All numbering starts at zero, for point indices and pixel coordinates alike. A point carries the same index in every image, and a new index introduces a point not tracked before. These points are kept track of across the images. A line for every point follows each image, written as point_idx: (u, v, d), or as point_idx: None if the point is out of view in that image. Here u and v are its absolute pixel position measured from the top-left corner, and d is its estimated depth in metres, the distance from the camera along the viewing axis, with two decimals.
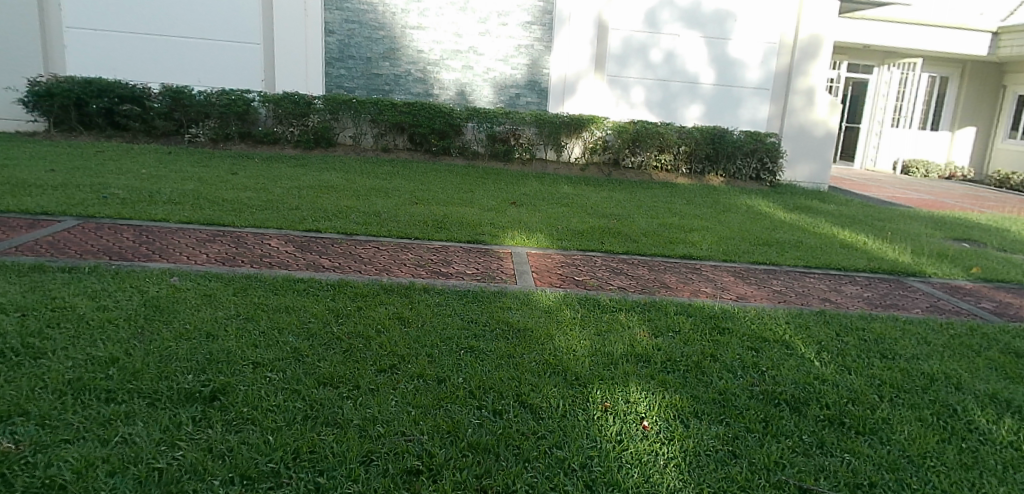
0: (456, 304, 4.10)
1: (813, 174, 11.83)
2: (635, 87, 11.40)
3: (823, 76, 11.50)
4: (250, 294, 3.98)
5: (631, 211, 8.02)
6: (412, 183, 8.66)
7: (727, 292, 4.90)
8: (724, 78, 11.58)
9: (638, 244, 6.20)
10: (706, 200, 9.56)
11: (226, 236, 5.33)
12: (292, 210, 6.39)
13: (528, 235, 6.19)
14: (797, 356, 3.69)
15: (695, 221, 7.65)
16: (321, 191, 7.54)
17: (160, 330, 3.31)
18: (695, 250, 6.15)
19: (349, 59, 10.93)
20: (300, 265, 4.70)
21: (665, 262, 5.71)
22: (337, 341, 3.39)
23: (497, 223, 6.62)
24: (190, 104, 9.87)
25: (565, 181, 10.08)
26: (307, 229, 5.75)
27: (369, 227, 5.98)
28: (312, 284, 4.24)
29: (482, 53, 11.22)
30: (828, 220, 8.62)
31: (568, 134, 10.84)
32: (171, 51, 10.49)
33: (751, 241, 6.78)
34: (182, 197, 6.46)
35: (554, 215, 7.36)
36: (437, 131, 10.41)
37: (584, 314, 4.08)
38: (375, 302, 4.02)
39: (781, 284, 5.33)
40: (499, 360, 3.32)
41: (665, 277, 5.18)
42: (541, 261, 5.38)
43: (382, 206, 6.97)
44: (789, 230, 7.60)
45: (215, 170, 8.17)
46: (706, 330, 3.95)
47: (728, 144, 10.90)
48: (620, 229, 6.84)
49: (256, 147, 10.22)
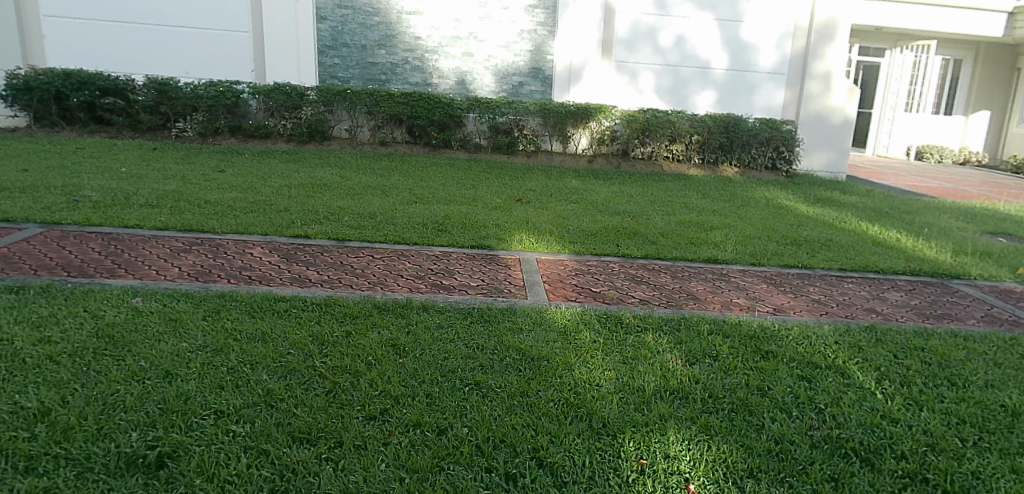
0: (459, 326, 3.58)
1: (830, 162, 11.27)
2: (644, 74, 10.82)
3: (840, 60, 10.93)
4: (223, 317, 3.46)
5: (645, 207, 7.49)
6: (411, 180, 8.13)
7: (762, 304, 4.38)
8: (738, 63, 10.99)
9: (657, 246, 5.67)
10: (723, 194, 8.99)
11: (205, 243, 4.82)
12: (281, 213, 5.87)
13: (536, 238, 5.66)
14: (857, 388, 3.18)
15: (714, 218, 7.12)
16: (312, 190, 7.02)
17: (108, 367, 2.82)
18: (719, 252, 5.63)
19: (343, 47, 10.37)
20: (285, 278, 4.19)
21: (690, 267, 5.17)
22: (320, 378, 2.88)
23: (502, 223, 6.09)
24: (176, 96, 9.28)
25: (573, 174, 9.54)
26: (295, 234, 5.22)
27: (362, 231, 5.45)
28: (294, 304, 3.71)
29: (483, 39, 10.64)
30: (854, 214, 8.08)
31: (575, 124, 10.25)
32: (156, 40, 9.93)
33: (778, 241, 6.24)
34: (161, 199, 5.93)
35: (563, 214, 6.83)
36: (437, 123, 9.88)
37: (606, 338, 3.54)
38: (366, 326, 3.50)
39: (820, 292, 4.80)
40: (511, 401, 2.82)
41: (692, 286, 4.66)
42: (551, 269, 4.86)
43: (376, 206, 6.46)
44: (816, 226, 7.06)
45: (201, 168, 7.65)
46: (747, 355, 3.43)
47: (743, 133, 10.34)
48: (636, 228, 6.31)
49: (246, 142, 9.65)
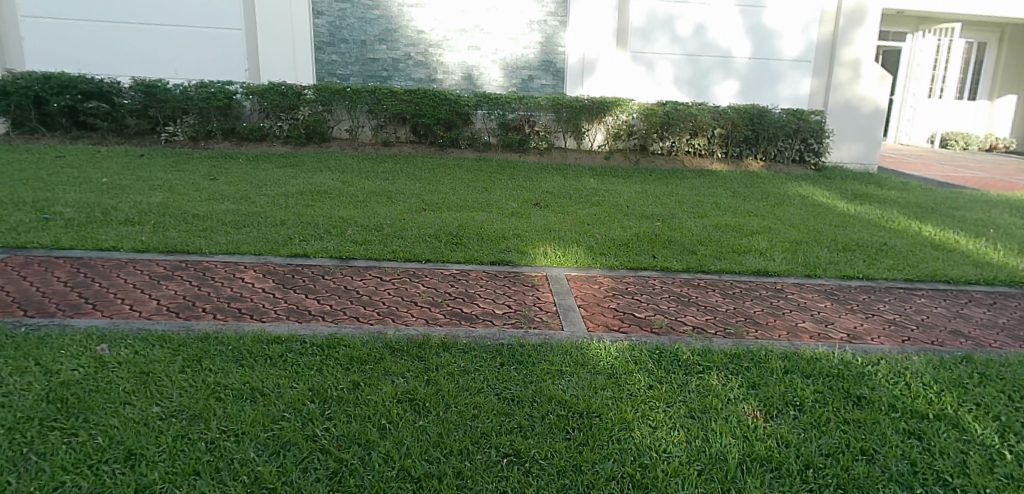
0: (489, 371, 2.99)
1: (860, 153, 10.67)
2: (662, 64, 10.18)
3: (870, 45, 10.28)
4: (204, 366, 2.86)
5: (673, 209, 6.90)
6: (418, 184, 7.53)
7: (832, 329, 3.78)
8: (762, 51, 10.34)
9: (698, 257, 5.08)
10: (754, 191, 8.36)
11: (191, 267, 4.24)
12: (277, 227, 5.29)
13: (563, 250, 5.07)
14: (981, 447, 2.58)
15: (751, 220, 6.52)
16: (312, 198, 6.45)
17: (56, 450, 2.25)
18: (768, 262, 5.03)
19: (340, 43, 9.77)
20: (281, 311, 3.60)
21: (740, 282, 4.57)
22: (322, 456, 2.31)
23: (522, 233, 5.49)
24: (165, 99, 8.69)
25: (590, 173, 8.94)
26: (292, 253, 4.64)
27: (368, 248, 4.86)
28: (291, 346, 3.10)
29: (489, 31, 10.01)
30: (899, 211, 7.47)
31: (590, 120, 9.63)
32: (142, 39, 9.34)
33: (829, 246, 5.63)
34: (143, 214, 5.35)
35: (586, 219, 6.24)
36: (443, 121, 9.27)
37: (664, 383, 2.95)
38: (377, 374, 2.90)
39: (893, 311, 4.19)
40: (562, 483, 2.24)
41: (749, 307, 4.05)
42: (584, 289, 4.26)
43: (382, 216, 5.86)
44: (863, 227, 6.47)
45: (191, 176, 7.08)
46: (839, 403, 2.83)
47: (769, 125, 9.71)
48: (670, 235, 5.70)
49: (241, 146, 9.07)
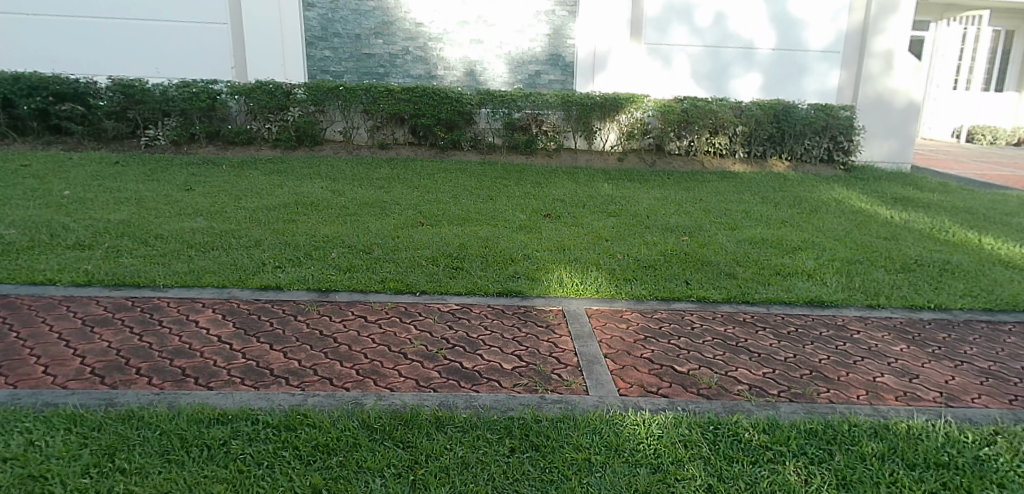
0: (496, 464, 2.29)
1: (893, 151, 9.89)
2: (679, 56, 9.40)
3: (903, 34, 9.47)
4: (117, 466, 2.18)
5: (699, 220, 6.16)
6: (416, 192, 6.83)
7: (917, 388, 3.06)
8: (787, 42, 9.56)
9: (738, 283, 4.34)
10: (785, 196, 7.61)
11: (138, 305, 3.53)
12: (250, 250, 4.57)
13: (582, 274, 4.34)
14: None
15: (789, 233, 5.79)
16: (296, 212, 5.75)
17: None
18: (819, 288, 4.31)
19: (333, 38, 9.04)
20: (235, 372, 2.88)
21: (794, 318, 3.84)
22: None
23: (533, 253, 4.76)
24: (143, 99, 7.96)
25: (603, 177, 8.21)
26: (262, 285, 3.92)
27: (353, 276, 4.14)
28: (238, 428, 2.41)
29: (494, 23, 9.27)
30: (949, 219, 6.73)
31: (602, 118, 8.87)
32: (119, 36, 8.63)
33: (885, 266, 4.90)
34: (98, 235, 4.63)
35: (605, 234, 5.51)
36: (444, 121, 8.55)
37: (726, 481, 2.26)
38: (347, 473, 2.21)
39: (984, 356, 3.46)
40: None
41: (811, 355, 3.33)
42: (609, 329, 3.53)
43: (373, 234, 5.14)
44: (915, 241, 5.74)
45: (165, 186, 6.38)
46: None
47: (796, 121, 8.97)
48: (701, 254, 4.97)
49: (226, 150, 8.34)
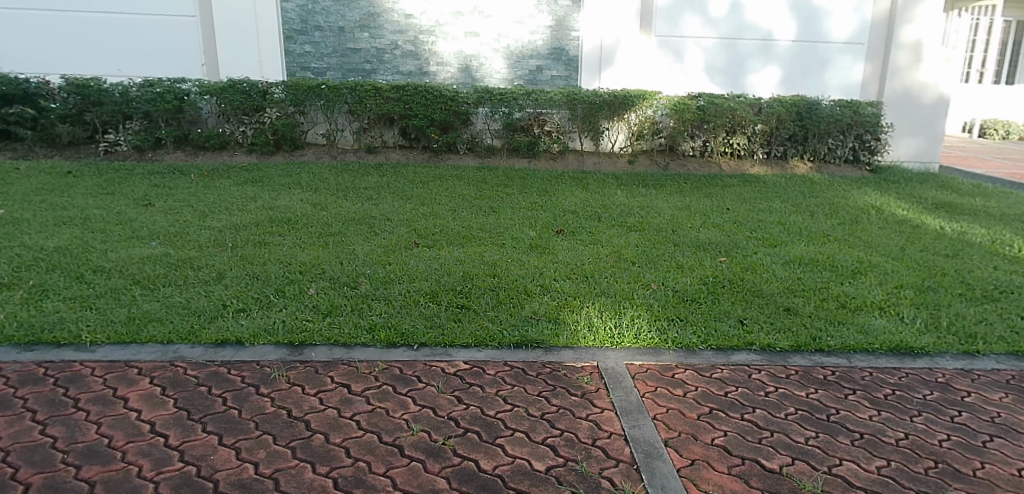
0: None
1: (921, 150, 9.17)
2: (693, 49, 8.62)
3: (933, 23, 8.73)
4: None
5: (732, 235, 5.41)
6: (408, 204, 6.02)
7: None
8: (809, 33, 8.80)
9: (804, 322, 3.57)
10: (819, 204, 6.83)
11: (53, 376, 2.75)
12: (209, 286, 3.75)
13: (615, 314, 3.55)
14: None
15: (837, 251, 5.04)
16: (270, 231, 4.94)
17: None
18: (900, 329, 3.54)
19: (314, 31, 8.20)
20: (166, 487, 2.10)
21: (886, 375, 3.07)
22: None
23: (551, 283, 3.98)
24: (101, 101, 7.12)
25: (616, 182, 7.42)
26: (219, 339, 3.12)
27: (333, 322, 3.33)
28: None
29: (490, 14, 8.45)
30: (1008, 230, 5.99)
31: (610, 117, 8.08)
32: (74, 30, 7.75)
33: (963, 295, 4.16)
34: (22, 271, 3.81)
35: (629, 254, 4.72)
36: (438, 123, 7.74)
37: None
38: None
39: None
40: None
41: (929, 435, 2.57)
42: (663, 398, 2.75)
43: (358, 260, 4.33)
44: (982, 259, 5.00)
45: (119, 202, 5.54)
46: None
47: (821, 119, 8.20)
48: (746, 281, 4.19)
49: (196, 156, 7.48)
